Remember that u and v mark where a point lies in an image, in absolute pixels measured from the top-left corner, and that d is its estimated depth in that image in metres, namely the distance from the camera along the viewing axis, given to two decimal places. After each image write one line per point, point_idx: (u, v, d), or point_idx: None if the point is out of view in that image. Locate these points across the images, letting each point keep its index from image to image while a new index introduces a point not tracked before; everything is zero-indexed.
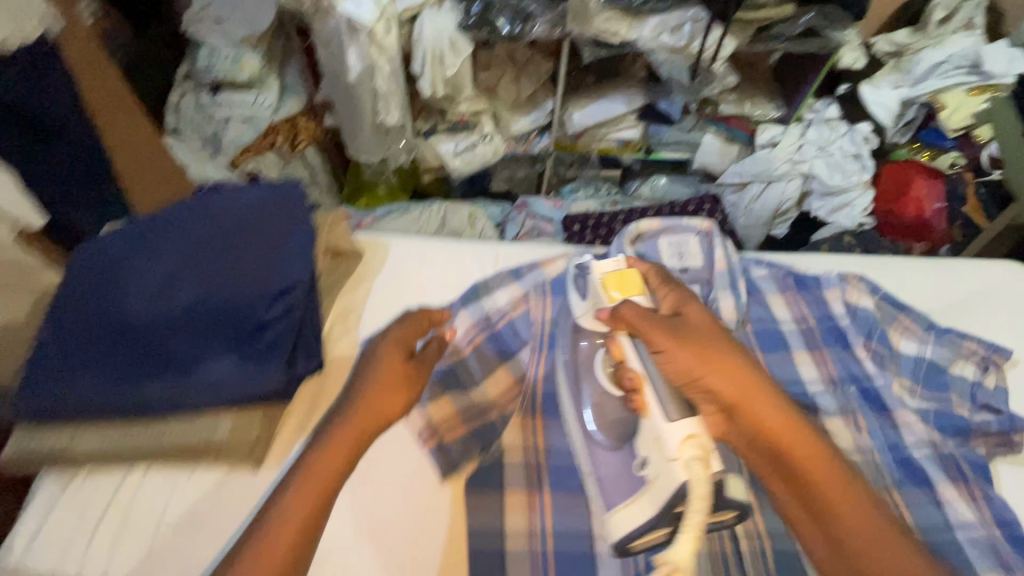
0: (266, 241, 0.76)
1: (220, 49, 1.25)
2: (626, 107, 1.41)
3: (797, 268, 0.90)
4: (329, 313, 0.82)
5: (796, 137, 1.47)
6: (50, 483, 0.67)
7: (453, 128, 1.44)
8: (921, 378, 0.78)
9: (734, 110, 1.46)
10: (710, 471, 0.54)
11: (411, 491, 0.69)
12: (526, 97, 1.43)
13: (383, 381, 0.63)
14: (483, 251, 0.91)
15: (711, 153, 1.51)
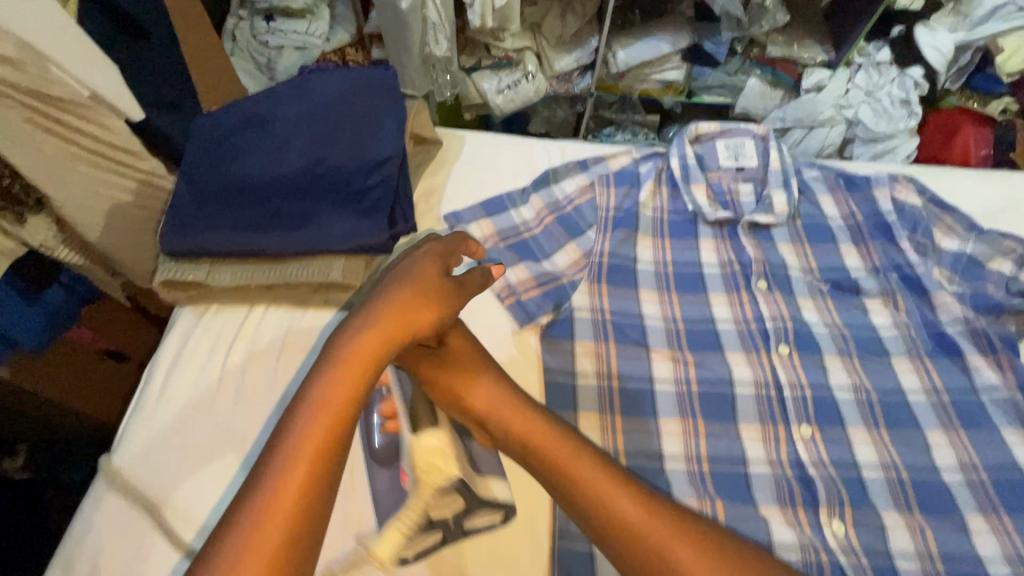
0: (363, 119, 0.84)
1: None
2: (671, 47, 1.48)
3: (851, 174, 0.95)
4: (415, 192, 0.90)
5: (845, 81, 1.51)
6: (187, 313, 0.79)
7: (497, 65, 1.54)
8: (960, 271, 0.83)
9: (782, 52, 1.49)
10: (451, 470, 0.54)
11: (496, 337, 0.77)
12: (571, 35, 1.49)
13: (412, 296, 0.51)
14: (550, 146, 0.98)
15: (753, 99, 1.58)
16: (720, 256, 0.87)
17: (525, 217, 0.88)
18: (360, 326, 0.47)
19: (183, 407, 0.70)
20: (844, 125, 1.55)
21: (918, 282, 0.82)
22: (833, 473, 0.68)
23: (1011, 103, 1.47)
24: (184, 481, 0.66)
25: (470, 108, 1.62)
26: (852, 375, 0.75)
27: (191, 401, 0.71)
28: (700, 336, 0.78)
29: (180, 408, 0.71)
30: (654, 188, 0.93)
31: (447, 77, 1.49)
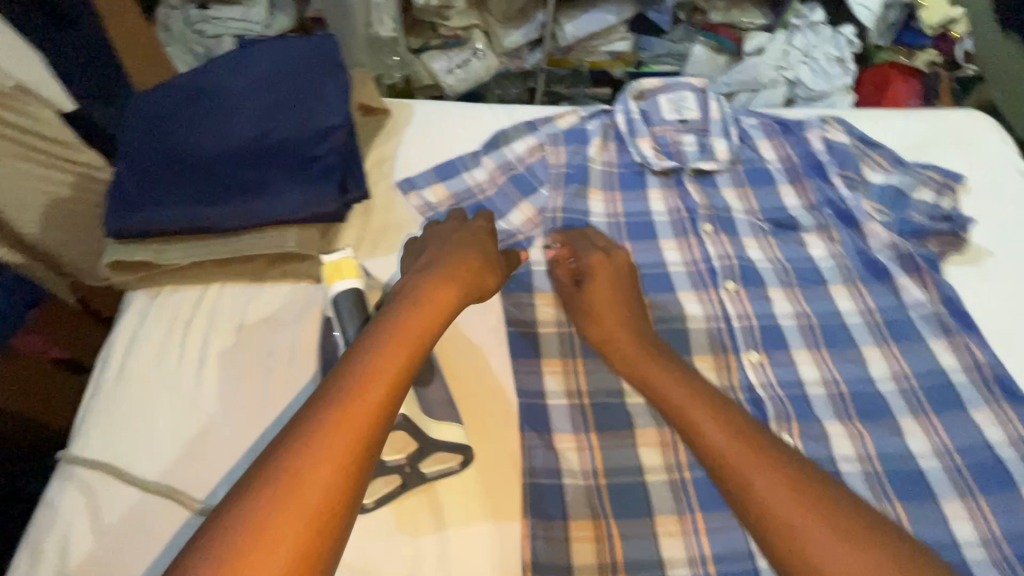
0: (307, 87, 0.83)
1: None
2: (616, 18, 1.57)
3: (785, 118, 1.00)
4: (366, 161, 0.90)
5: (783, 44, 1.64)
6: (139, 298, 0.77)
7: (446, 45, 1.61)
8: (886, 200, 0.90)
9: (722, 18, 1.63)
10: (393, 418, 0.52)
11: None
12: (517, 12, 1.57)
13: (468, 256, 0.61)
14: (499, 109, 0.99)
15: (699, 65, 1.68)
16: (668, 204, 0.90)
17: (478, 179, 0.89)
18: (443, 272, 0.56)
19: (149, 391, 0.69)
20: (785, 87, 1.63)
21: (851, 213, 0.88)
22: (780, 394, 0.73)
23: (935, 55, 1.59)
24: (163, 471, 0.63)
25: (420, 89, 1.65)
26: (795, 303, 0.80)
27: (155, 384, 0.69)
28: (653, 279, 0.82)
29: (146, 392, 0.69)
30: (602, 144, 0.95)
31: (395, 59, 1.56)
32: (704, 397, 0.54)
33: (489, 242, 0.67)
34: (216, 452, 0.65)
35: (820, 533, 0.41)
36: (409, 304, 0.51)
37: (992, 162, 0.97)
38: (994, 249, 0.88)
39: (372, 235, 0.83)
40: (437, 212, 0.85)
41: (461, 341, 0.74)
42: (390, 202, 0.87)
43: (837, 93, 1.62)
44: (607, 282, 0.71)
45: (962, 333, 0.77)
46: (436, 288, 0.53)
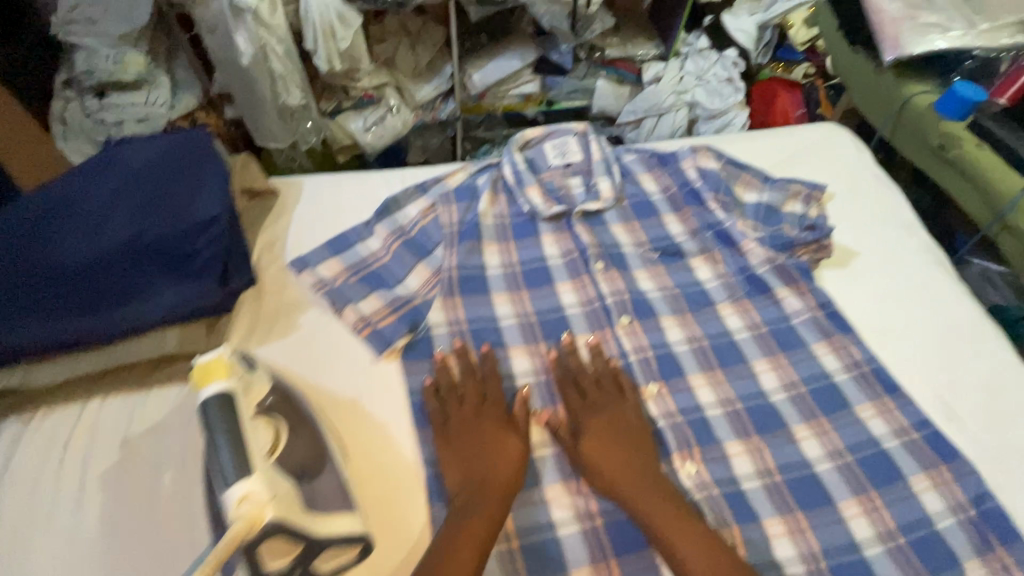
0: (183, 181, 0.83)
1: (102, 50, 1.27)
2: (520, 62, 1.72)
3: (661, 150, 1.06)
4: (256, 244, 0.89)
5: (678, 69, 1.84)
6: (10, 426, 0.72)
7: (359, 105, 1.68)
8: (761, 217, 0.96)
9: (619, 53, 1.81)
10: (266, 525, 0.51)
11: (359, 372, 0.78)
12: (426, 66, 1.71)
13: (494, 439, 0.69)
14: (390, 175, 1.01)
15: (605, 97, 1.85)
16: (561, 246, 0.93)
17: (373, 249, 0.90)
18: (485, 464, 0.67)
19: (23, 529, 0.64)
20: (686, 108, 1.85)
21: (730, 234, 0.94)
22: (681, 420, 0.75)
23: (809, 68, 1.88)
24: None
25: (341, 148, 1.76)
26: (686, 328, 0.84)
27: (29, 520, 0.65)
28: (551, 324, 0.84)
29: (20, 530, 0.64)
30: (492, 197, 0.97)
31: (309, 125, 1.60)
32: (700, 533, 0.62)
33: (502, 415, 0.72)
34: None
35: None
36: (466, 499, 0.64)
37: (848, 169, 1.06)
38: (860, 249, 0.95)
39: (265, 321, 0.82)
40: (333, 287, 0.85)
41: (361, 418, 0.73)
42: (284, 283, 0.86)
43: (732, 109, 1.84)
44: (609, 435, 0.70)
45: (839, 335, 0.83)
46: (483, 482, 0.65)
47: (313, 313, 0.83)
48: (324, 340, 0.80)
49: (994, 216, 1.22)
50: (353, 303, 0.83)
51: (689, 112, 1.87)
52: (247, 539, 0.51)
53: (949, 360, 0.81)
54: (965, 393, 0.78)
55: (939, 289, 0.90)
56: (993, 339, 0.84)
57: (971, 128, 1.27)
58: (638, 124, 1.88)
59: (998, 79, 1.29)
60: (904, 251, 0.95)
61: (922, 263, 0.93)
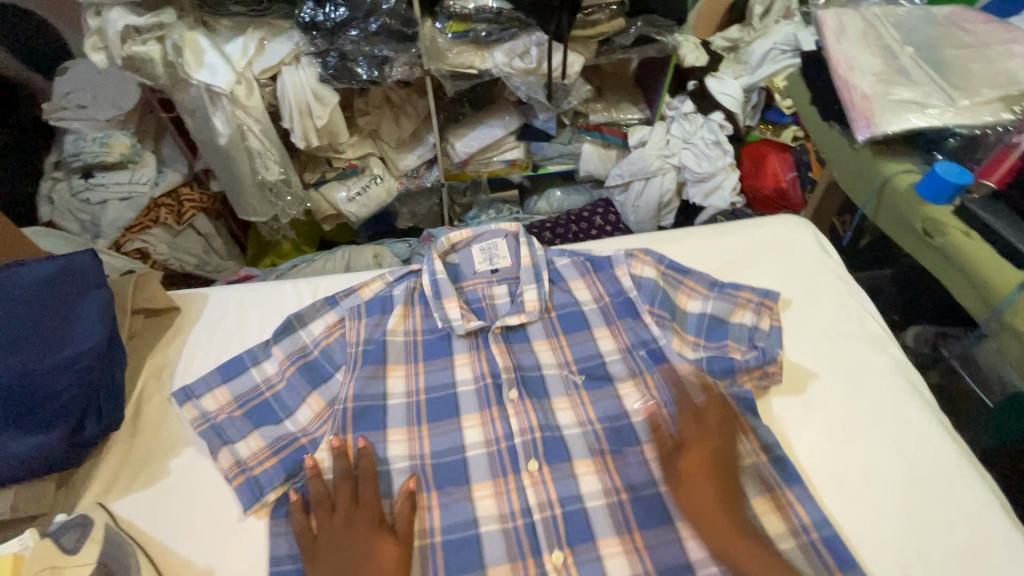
0: (59, 311, 0.75)
1: (89, 133, 1.41)
2: (503, 131, 1.69)
3: (594, 252, 0.99)
4: (140, 372, 0.82)
5: (664, 133, 1.79)
6: None
7: (342, 175, 1.69)
8: (704, 331, 0.86)
9: (604, 118, 1.77)
10: None
11: (220, 535, 0.68)
12: (409, 135, 1.68)
13: (365, 552, 0.64)
14: (301, 286, 0.94)
15: (592, 160, 1.81)
16: (474, 369, 0.84)
17: (267, 374, 0.82)
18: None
19: None
20: (674, 171, 1.81)
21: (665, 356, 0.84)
22: None
23: (798, 131, 1.80)
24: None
25: (326, 218, 1.73)
26: (602, 477, 0.73)
27: None
28: (446, 469, 0.74)
29: None
30: (405, 312, 0.89)
31: (290, 197, 1.58)
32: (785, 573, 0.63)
33: (376, 520, 0.67)
34: None
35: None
36: None
37: (806, 274, 0.96)
38: (817, 375, 0.84)
39: (130, 470, 0.74)
40: (214, 424, 0.77)
41: None
42: (162, 419, 0.78)
43: (720, 172, 1.78)
44: (709, 469, 0.71)
45: (784, 488, 0.71)
46: None
47: (187, 455, 0.75)
48: (190, 487, 0.72)
49: (989, 313, 1.08)
50: (230, 444, 0.75)
51: (677, 175, 1.82)
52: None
53: (920, 519, 0.70)
54: (937, 565, 0.67)
55: (909, 424, 0.79)
56: (969, 489, 0.73)
57: (957, 214, 1.15)
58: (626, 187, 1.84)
59: (987, 160, 1.17)
60: (868, 375, 0.84)
61: (889, 389, 0.82)
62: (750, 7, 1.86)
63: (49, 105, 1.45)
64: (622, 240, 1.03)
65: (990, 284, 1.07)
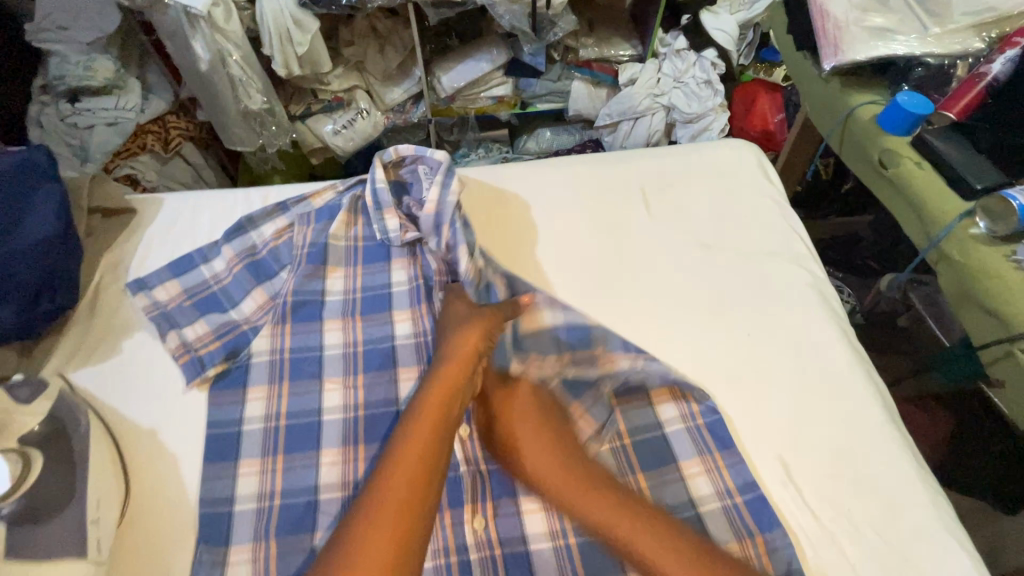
0: (11, 203, 0.80)
1: (72, 56, 1.34)
2: (490, 65, 1.66)
3: (519, 189, 1.00)
4: (97, 265, 0.89)
5: (655, 71, 1.74)
6: None
7: (328, 108, 1.67)
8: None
9: (595, 54, 1.73)
10: None
11: (166, 399, 0.76)
12: (395, 68, 1.65)
13: (455, 335, 0.75)
14: (254, 194, 0.98)
15: (580, 99, 1.78)
16: (409, 272, 0.89)
17: (216, 270, 0.87)
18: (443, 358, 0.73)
19: None
20: (662, 112, 1.75)
21: (580, 270, 0.90)
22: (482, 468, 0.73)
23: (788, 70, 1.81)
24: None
25: (312, 151, 1.74)
26: (520, 365, 0.79)
27: None
28: (374, 356, 0.81)
29: None
30: (349, 219, 0.92)
31: (274, 127, 1.57)
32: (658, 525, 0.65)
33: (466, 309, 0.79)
34: None
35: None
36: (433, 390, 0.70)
37: (734, 195, 0.98)
38: (725, 291, 0.86)
39: (85, 347, 0.80)
40: (164, 311, 0.83)
41: (154, 450, 0.72)
42: (117, 305, 0.84)
43: (710, 113, 1.71)
44: (527, 422, 0.74)
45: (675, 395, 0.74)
46: (447, 365, 0.72)
47: (139, 336, 0.82)
48: (144, 361, 0.80)
49: (930, 243, 1.10)
50: (179, 328, 0.81)
51: (665, 116, 1.76)
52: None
53: (805, 409, 0.75)
54: (814, 447, 0.73)
55: (816, 329, 0.83)
56: (854, 387, 0.78)
57: (914, 144, 1.14)
58: (614, 127, 1.80)
59: (952, 89, 1.15)
60: (786, 288, 0.87)
61: (799, 302, 0.85)
62: None
63: (29, 25, 1.33)
64: (575, 161, 1.04)
65: (934, 214, 1.08)
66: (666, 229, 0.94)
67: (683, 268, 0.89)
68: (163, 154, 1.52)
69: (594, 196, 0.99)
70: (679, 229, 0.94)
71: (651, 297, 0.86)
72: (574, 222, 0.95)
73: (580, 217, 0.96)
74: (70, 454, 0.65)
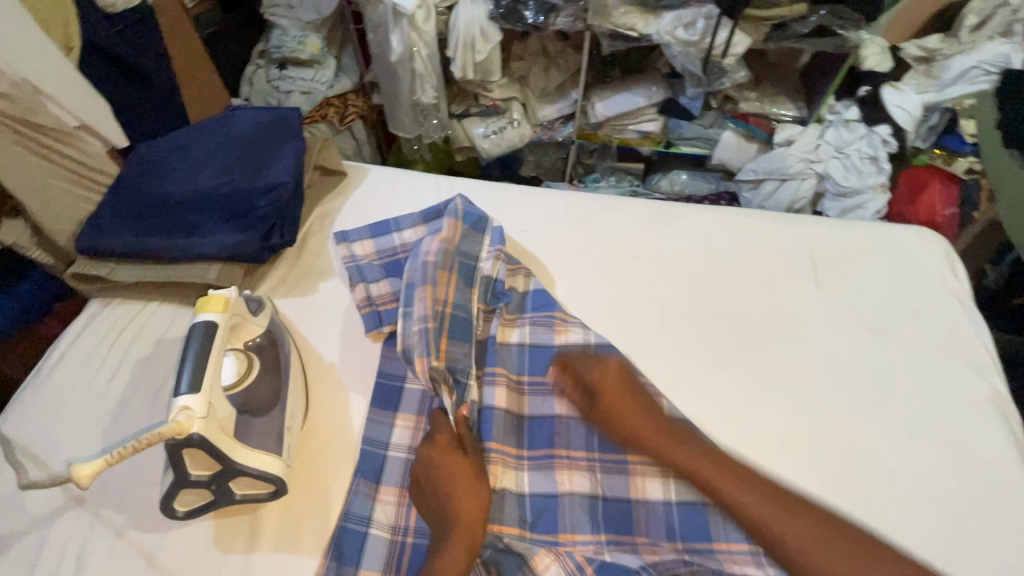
0: (266, 152, 0.98)
1: (292, 31, 1.56)
2: (645, 101, 1.61)
3: (671, 227, 1.01)
4: (310, 215, 1.03)
5: (815, 137, 1.58)
6: (95, 304, 0.92)
7: (485, 112, 1.70)
8: None
9: (754, 108, 1.62)
10: (186, 434, 0.60)
11: (348, 341, 0.87)
12: (554, 88, 1.66)
13: (454, 504, 0.66)
14: (443, 182, 1.08)
15: (729, 151, 1.68)
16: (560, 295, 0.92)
17: (406, 240, 0.97)
18: (447, 537, 0.64)
19: (60, 381, 0.82)
20: (814, 179, 1.60)
21: (733, 320, 0.89)
22: (599, 502, 0.71)
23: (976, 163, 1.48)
24: (56, 446, 0.76)
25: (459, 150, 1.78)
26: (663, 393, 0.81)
27: (70, 376, 0.83)
28: (540, 360, 0.82)
29: (60, 380, 0.83)
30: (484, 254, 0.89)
31: (435, 121, 1.66)
32: None
33: (463, 457, 0.71)
34: (83, 444, 0.77)
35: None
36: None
37: (913, 284, 0.94)
38: (888, 382, 0.83)
39: (291, 281, 0.94)
40: (357, 264, 0.94)
41: (332, 382, 0.82)
42: (321, 250, 0.98)
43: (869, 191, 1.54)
44: None
45: (764, 544, 0.68)
46: (450, 543, 0.63)
47: (332, 282, 0.94)
48: (335, 306, 0.91)
49: None
50: (366, 282, 0.91)
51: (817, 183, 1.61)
52: (171, 442, 0.60)
53: (959, 528, 0.70)
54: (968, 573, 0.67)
55: (985, 445, 0.77)
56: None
57: None
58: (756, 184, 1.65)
59: None
60: (957, 393, 0.82)
61: (972, 419, 0.79)
62: (960, 15, 1.47)
63: None
64: (742, 214, 1.03)
65: None
66: (832, 304, 0.91)
67: (846, 349, 0.86)
68: (338, 125, 1.66)
69: (759, 251, 0.97)
70: (847, 308, 0.90)
71: (806, 368, 0.84)
72: (731, 274, 0.94)
73: (741, 268, 0.95)
74: (276, 367, 0.75)
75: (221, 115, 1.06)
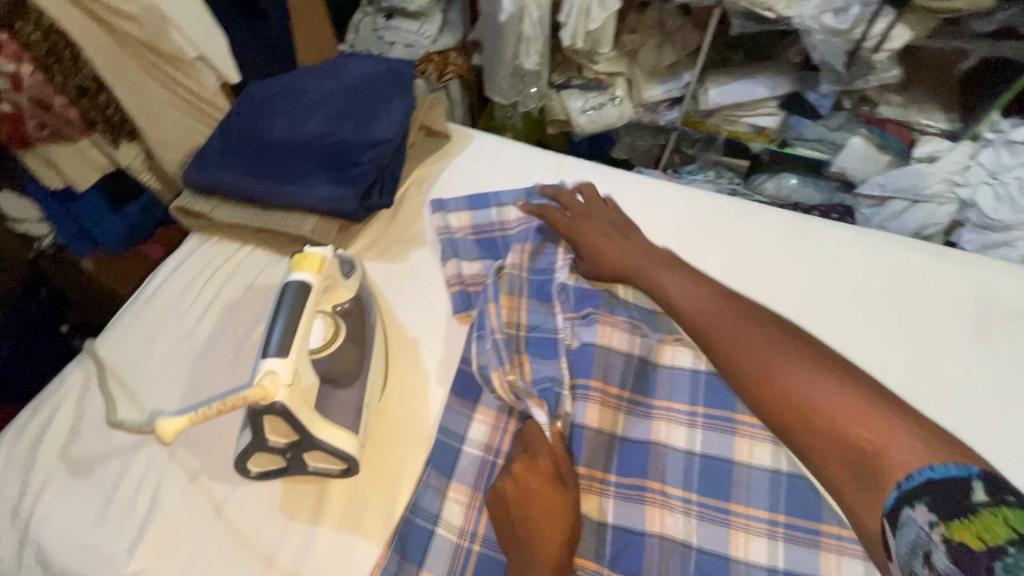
0: (376, 103, 0.93)
1: None
2: (767, 91, 1.32)
3: (807, 245, 0.87)
4: (409, 176, 0.98)
5: (965, 155, 1.21)
6: (193, 239, 0.92)
7: (586, 86, 1.48)
8: (782, 506, 0.64)
9: (895, 113, 1.28)
10: (271, 401, 0.57)
11: (433, 318, 0.82)
12: (666, 66, 1.40)
13: (540, 534, 0.59)
14: (550, 158, 0.99)
15: (853, 159, 1.31)
16: None
17: (506, 218, 0.90)
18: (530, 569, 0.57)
19: (154, 311, 0.83)
20: (954, 205, 1.23)
21: (868, 364, 0.77)
22: (693, 552, 0.63)
23: None
24: (144, 378, 0.77)
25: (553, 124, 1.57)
26: None
27: (164, 308, 0.83)
28: (641, 375, 0.73)
29: (155, 310, 0.83)
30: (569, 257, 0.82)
31: (534, 90, 1.47)
32: None
33: (555, 483, 0.63)
34: (166, 381, 0.77)
35: (810, 382, 0.48)
36: None
37: None
38: None
39: (382, 244, 0.90)
40: (451, 237, 0.88)
41: (412, 359, 0.78)
42: (417, 216, 0.93)
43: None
44: None
45: None
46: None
47: (425, 252, 0.89)
48: (424, 278, 0.86)
49: None
50: (459, 258, 0.86)
51: (956, 211, 1.24)
52: (254, 406, 0.57)
53: None
54: None
55: None
56: None
57: None
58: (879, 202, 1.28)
59: None
60: None
61: None
62: None
63: None
64: (894, 241, 0.88)
65: None
66: (995, 364, 0.76)
67: (1009, 420, 0.72)
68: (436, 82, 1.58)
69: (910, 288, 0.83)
70: (1015, 372, 0.76)
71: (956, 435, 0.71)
72: (872, 311, 0.81)
73: (885, 304, 0.82)
74: (362, 337, 0.71)
75: (334, 60, 1.01)
